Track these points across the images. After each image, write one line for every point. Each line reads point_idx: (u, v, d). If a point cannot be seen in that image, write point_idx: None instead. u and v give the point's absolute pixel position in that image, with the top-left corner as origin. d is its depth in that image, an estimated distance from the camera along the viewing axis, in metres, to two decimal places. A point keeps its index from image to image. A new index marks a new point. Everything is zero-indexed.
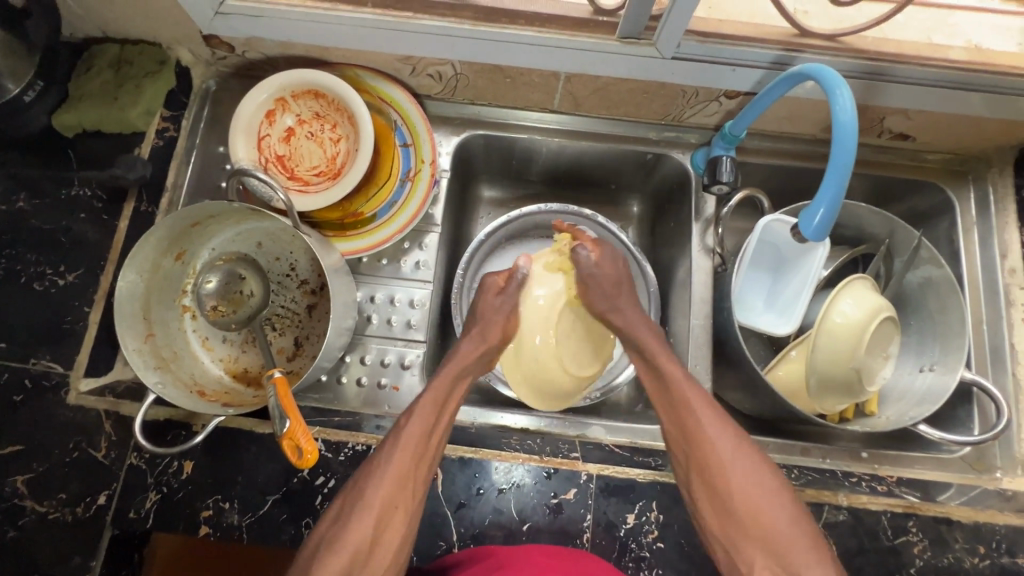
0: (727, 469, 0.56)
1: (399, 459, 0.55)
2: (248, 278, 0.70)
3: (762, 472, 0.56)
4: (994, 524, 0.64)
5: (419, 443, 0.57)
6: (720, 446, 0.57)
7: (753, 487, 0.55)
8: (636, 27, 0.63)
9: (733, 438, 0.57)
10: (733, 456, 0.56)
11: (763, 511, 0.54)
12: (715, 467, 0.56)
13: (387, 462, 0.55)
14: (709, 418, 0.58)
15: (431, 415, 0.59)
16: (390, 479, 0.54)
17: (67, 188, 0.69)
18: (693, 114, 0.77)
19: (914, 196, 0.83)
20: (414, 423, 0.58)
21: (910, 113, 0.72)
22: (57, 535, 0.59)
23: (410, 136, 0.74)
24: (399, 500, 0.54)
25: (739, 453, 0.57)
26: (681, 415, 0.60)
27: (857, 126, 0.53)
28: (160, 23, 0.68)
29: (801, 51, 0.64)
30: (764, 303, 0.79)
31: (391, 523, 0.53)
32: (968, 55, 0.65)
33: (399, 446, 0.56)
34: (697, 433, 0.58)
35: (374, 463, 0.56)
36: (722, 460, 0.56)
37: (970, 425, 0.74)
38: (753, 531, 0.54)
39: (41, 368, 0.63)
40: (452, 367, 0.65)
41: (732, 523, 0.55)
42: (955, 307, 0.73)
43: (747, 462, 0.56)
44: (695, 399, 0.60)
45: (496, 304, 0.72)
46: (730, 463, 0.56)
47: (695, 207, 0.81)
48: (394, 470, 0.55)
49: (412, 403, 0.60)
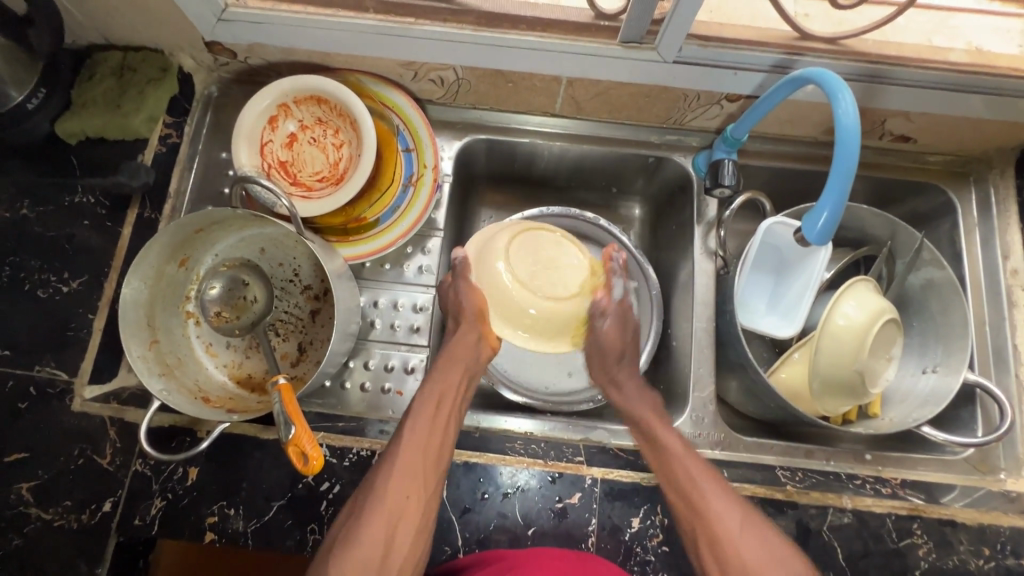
0: (732, 535, 0.53)
1: (404, 452, 0.57)
2: (252, 284, 0.70)
3: (765, 534, 0.53)
4: (998, 525, 0.64)
5: (423, 436, 0.58)
6: (723, 510, 0.55)
7: (759, 552, 0.52)
8: (638, 32, 0.63)
9: (732, 500, 0.56)
10: (739, 522, 0.54)
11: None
12: (719, 532, 0.54)
13: (394, 459, 0.56)
14: (713, 488, 0.56)
15: (433, 408, 0.61)
16: (399, 471, 0.55)
17: (71, 194, 0.69)
18: (694, 117, 0.77)
19: (916, 197, 0.83)
20: (418, 417, 0.59)
21: (911, 115, 0.73)
22: (62, 543, 0.59)
23: (412, 141, 0.74)
24: (410, 490, 0.55)
25: (745, 518, 0.54)
26: (680, 481, 0.58)
27: (860, 129, 0.53)
28: (162, 30, 0.68)
29: (803, 55, 0.64)
30: (767, 305, 0.79)
31: (404, 518, 0.54)
32: (969, 57, 0.65)
33: (405, 440, 0.57)
34: (699, 497, 0.56)
35: (383, 460, 0.57)
36: (727, 527, 0.54)
37: (973, 426, 0.74)
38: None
39: (45, 375, 0.63)
40: (450, 359, 0.67)
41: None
42: (957, 309, 0.74)
43: (751, 524, 0.54)
44: (693, 463, 0.59)
45: (452, 292, 0.70)
46: (736, 525, 0.54)
47: (697, 209, 0.81)
48: (399, 463, 0.56)
49: (414, 402, 0.62)
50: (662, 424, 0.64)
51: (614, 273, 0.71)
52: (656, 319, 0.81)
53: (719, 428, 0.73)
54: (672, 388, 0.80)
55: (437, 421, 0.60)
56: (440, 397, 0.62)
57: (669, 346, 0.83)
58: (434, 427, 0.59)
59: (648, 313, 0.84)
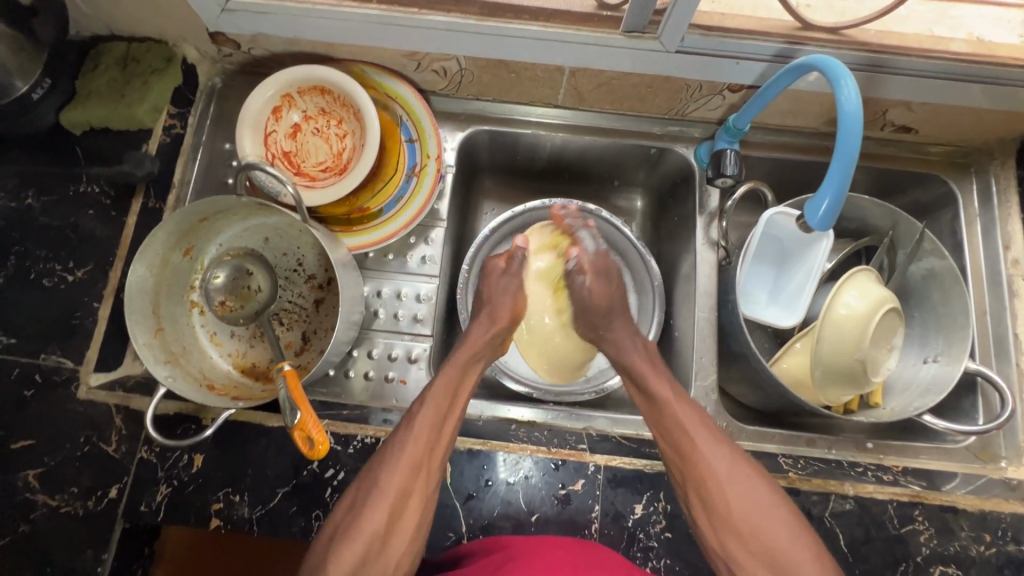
0: (720, 481, 0.56)
1: (411, 449, 0.56)
2: (256, 273, 0.70)
3: (751, 479, 0.56)
4: (999, 512, 0.64)
5: (430, 432, 0.57)
6: (714, 457, 0.57)
7: (745, 495, 0.55)
8: (641, 21, 0.63)
9: (720, 447, 0.58)
10: (729, 471, 0.56)
11: (760, 523, 0.54)
12: (708, 480, 0.56)
13: (399, 453, 0.56)
14: (704, 437, 0.58)
15: (443, 402, 0.60)
16: (403, 468, 0.55)
17: (75, 184, 0.68)
18: (696, 108, 0.77)
19: (917, 188, 0.83)
20: (427, 409, 0.59)
21: (913, 105, 0.73)
22: (69, 529, 0.59)
23: (415, 131, 0.75)
24: (413, 487, 0.55)
25: (735, 464, 0.57)
26: (674, 429, 0.60)
27: (861, 116, 0.54)
28: (167, 20, 0.68)
29: (805, 44, 0.64)
30: (769, 295, 0.79)
31: (405, 513, 0.54)
32: (969, 47, 0.65)
33: (413, 435, 0.57)
34: (693, 444, 0.58)
35: (387, 453, 0.56)
36: (716, 474, 0.56)
37: (974, 415, 0.74)
38: (751, 546, 0.54)
39: (51, 364, 0.63)
40: (464, 354, 0.67)
41: (731, 534, 0.54)
42: (958, 298, 0.74)
43: (741, 473, 0.56)
44: (686, 411, 0.61)
45: (502, 284, 0.75)
46: (728, 473, 0.56)
47: (699, 200, 0.81)
48: (407, 458, 0.55)
49: (424, 392, 0.61)
50: (655, 376, 0.66)
51: (577, 229, 0.78)
52: (658, 309, 0.82)
53: (721, 417, 0.73)
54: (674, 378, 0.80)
55: (444, 414, 0.59)
56: (453, 390, 0.62)
57: (671, 337, 0.84)
58: (442, 418, 0.59)
59: (650, 304, 0.84)
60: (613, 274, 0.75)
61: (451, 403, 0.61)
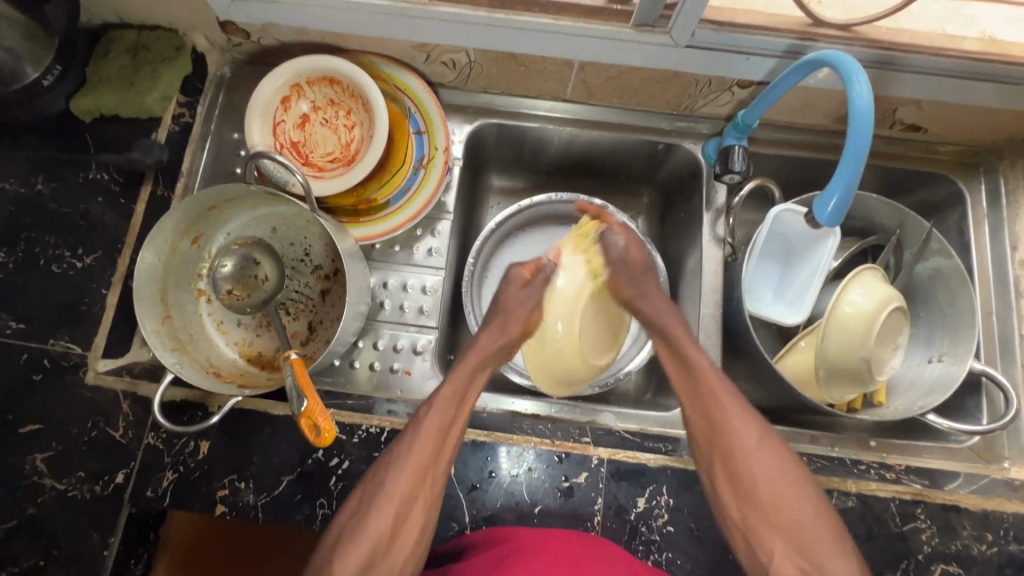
0: (749, 453, 0.58)
1: (417, 453, 0.56)
2: (263, 263, 0.71)
3: (780, 457, 0.58)
4: (1002, 511, 0.64)
5: (436, 437, 0.58)
6: (744, 434, 0.59)
7: (773, 472, 0.57)
8: (650, 15, 0.63)
9: (758, 429, 0.59)
10: (761, 445, 0.59)
11: (779, 490, 0.56)
12: (735, 446, 0.59)
13: (405, 457, 0.56)
14: (733, 410, 0.60)
15: (449, 409, 0.60)
16: (409, 472, 0.55)
17: (85, 170, 0.69)
18: (705, 104, 0.77)
19: (925, 188, 0.83)
20: (435, 416, 0.59)
21: (922, 104, 0.73)
22: (76, 513, 0.60)
23: (423, 124, 0.75)
24: (420, 490, 0.55)
25: (765, 437, 0.59)
26: (708, 398, 0.61)
27: (873, 111, 0.53)
28: (177, 9, 0.68)
29: (815, 41, 0.64)
30: (774, 293, 0.79)
31: (411, 516, 0.54)
32: (982, 45, 0.64)
33: (420, 438, 0.57)
34: (725, 418, 0.60)
35: (395, 454, 0.57)
36: (746, 449, 0.58)
37: (978, 415, 0.74)
38: (767, 512, 0.56)
39: (59, 349, 0.64)
40: (469, 362, 0.66)
41: (750, 507, 0.57)
42: (965, 298, 0.74)
43: (769, 447, 0.59)
44: (722, 389, 0.62)
45: (519, 296, 0.71)
46: (759, 454, 0.58)
47: (705, 197, 0.81)
48: (413, 463, 0.56)
49: (432, 397, 0.61)
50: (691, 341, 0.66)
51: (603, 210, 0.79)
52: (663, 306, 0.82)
53: None
54: None
55: (452, 421, 0.59)
56: (462, 394, 0.62)
57: None
58: (450, 423, 0.59)
59: None
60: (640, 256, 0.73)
61: (460, 411, 0.61)
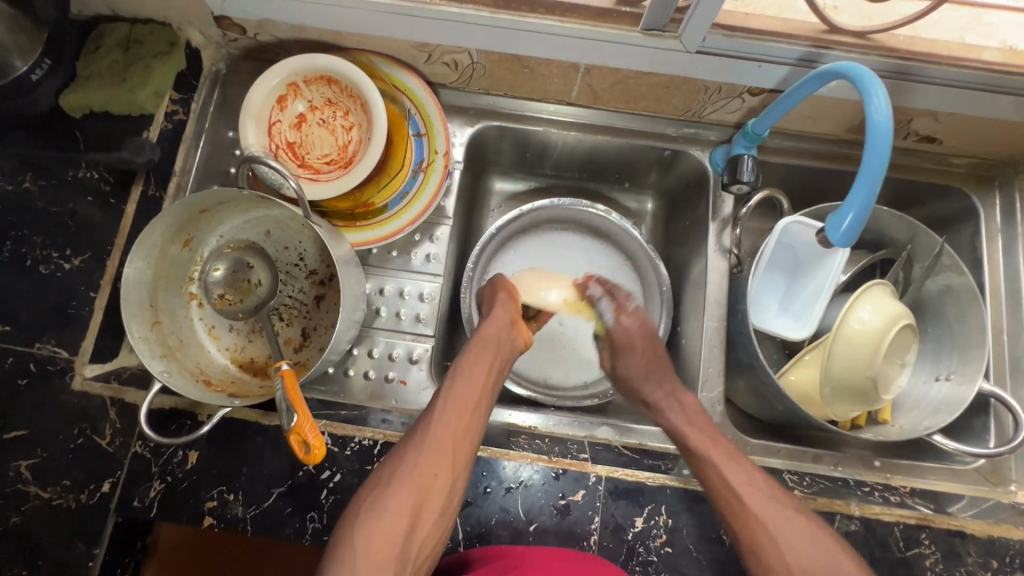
0: (784, 544, 0.51)
1: (436, 431, 0.55)
2: (256, 266, 0.69)
3: (816, 538, 0.51)
4: (1008, 538, 0.63)
5: (453, 416, 0.57)
6: (763, 507, 0.53)
7: (810, 555, 0.50)
8: (661, 18, 0.60)
9: (783, 511, 0.53)
10: (783, 517, 0.53)
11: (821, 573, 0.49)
12: (756, 526, 0.53)
13: (424, 439, 0.55)
14: (752, 494, 0.54)
15: (463, 391, 0.59)
16: (428, 448, 0.54)
17: (74, 168, 0.67)
18: (713, 111, 0.75)
19: (937, 201, 0.81)
20: (450, 397, 0.58)
21: (938, 115, 0.71)
22: (61, 522, 0.58)
23: (423, 126, 0.73)
24: (440, 467, 0.53)
25: (793, 524, 0.52)
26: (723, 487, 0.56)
27: (891, 128, 0.51)
28: (170, 2, 0.66)
29: (830, 49, 0.62)
30: (779, 306, 0.77)
31: (431, 503, 0.52)
32: (1003, 56, 0.62)
33: (437, 420, 0.56)
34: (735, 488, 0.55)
35: (412, 438, 0.56)
36: (778, 542, 0.51)
37: (985, 436, 0.73)
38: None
39: (46, 353, 0.62)
40: (481, 347, 0.65)
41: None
42: (975, 316, 0.72)
43: (794, 523, 0.52)
44: (722, 455, 0.58)
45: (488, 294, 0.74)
46: (791, 529, 0.52)
47: (712, 206, 0.79)
48: (432, 440, 0.55)
49: (446, 381, 0.61)
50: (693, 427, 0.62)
51: (597, 300, 0.76)
52: (666, 313, 0.80)
53: (726, 429, 0.72)
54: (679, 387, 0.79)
55: (468, 402, 0.58)
56: (475, 378, 0.61)
57: (677, 345, 0.82)
58: (468, 408, 0.58)
59: (659, 309, 0.82)
60: (638, 343, 0.72)
61: (475, 392, 0.60)
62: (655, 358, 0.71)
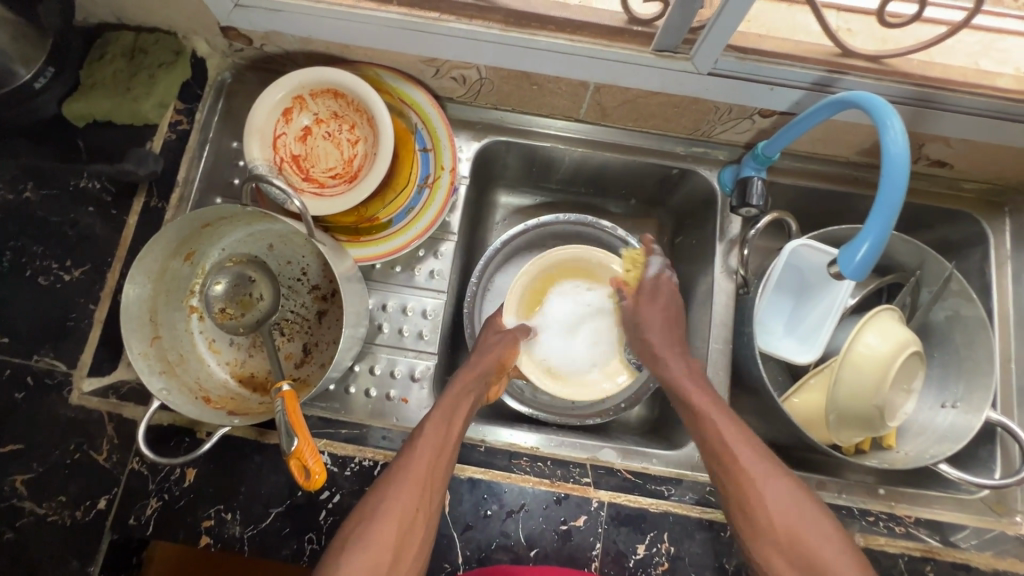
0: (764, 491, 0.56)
1: (413, 473, 0.55)
2: (258, 281, 0.68)
3: (798, 495, 0.56)
4: (1014, 572, 0.62)
5: (431, 457, 0.57)
6: (754, 460, 0.58)
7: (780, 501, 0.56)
8: (674, 40, 0.60)
9: (769, 466, 0.58)
10: (771, 473, 0.57)
11: (793, 521, 0.55)
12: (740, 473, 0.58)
13: (403, 479, 0.55)
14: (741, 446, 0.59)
15: (440, 431, 0.59)
16: (407, 489, 0.54)
17: (77, 178, 0.66)
18: (723, 131, 0.74)
19: (946, 225, 0.80)
20: (428, 435, 0.58)
21: (951, 141, 0.70)
22: (55, 539, 0.58)
23: (430, 141, 0.72)
24: (419, 505, 0.54)
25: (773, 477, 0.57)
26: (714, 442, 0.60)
27: (908, 159, 0.51)
28: (176, 12, 0.65)
29: (845, 74, 0.61)
30: (785, 328, 0.77)
31: (410, 537, 0.53)
32: (1018, 84, 0.61)
33: (415, 459, 0.56)
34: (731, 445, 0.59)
35: (390, 476, 0.56)
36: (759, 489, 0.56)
37: (991, 466, 0.72)
38: (784, 541, 0.54)
39: (43, 365, 0.62)
40: (458, 389, 0.65)
41: (767, 541, 0.55)
42: (984, 344, 0.71)
43: (780, 478, 0.57)
44: (724, 417, 0.61)
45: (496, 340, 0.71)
46: (773, 486, 0.57)
47: (719, 226, 0.78)
48: (410, 482, 0.55)
49: (422, 420, 0.60)
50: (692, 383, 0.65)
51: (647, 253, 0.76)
52: None
53: None
54: None
55: (445, 442, 0.58)
56: (451, 415, 0.61)
57: None
58: (444, 447, 0.58)
59: None
60: (663, 295, 0.73)
61: (451, 433, 0.59)
62: (673, 317, 0.72)
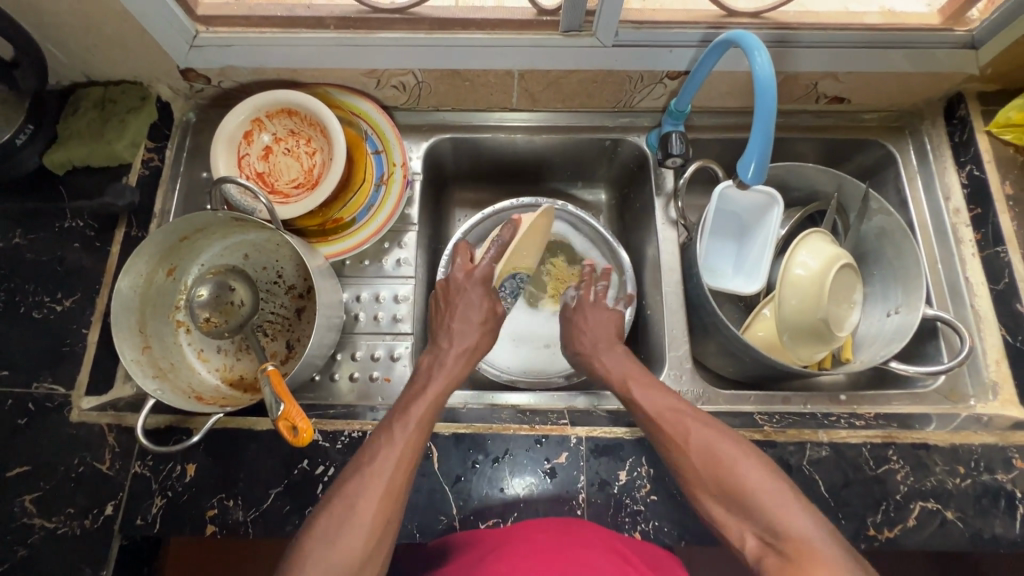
0: (688, 439, 0.57)
1: (386, 473, 0.53)
2: (238, 288, 0.74)
3: (717, 436, 0.57)
4: (970, 444, 0.66)
5: (406, 453, 0.55)
6: (702, 438, 0.57)
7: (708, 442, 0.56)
8: (577, 21, 0.69)
9: (692, 418, 0.59)
10: (733, 449, 0.55)
11: (738, 479, 0.52)
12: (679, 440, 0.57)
13: (376, 473, 0.53)
14: (668, 415, 0.60)
15: (421, 421, 0.59)
16: (380, 486, 0.52)
17: (61, 220, 0.72)
18: (642, 99, 0.83)
19: (859, 153, 0.89)
20: (407, 428, 0.57)
21: (839, 76, 0.78)
22: (66, 549, 0.60)
23: (381, 143, 0.79)
24: (390, 509, 0.51)
25: (696, 426, 0.58)
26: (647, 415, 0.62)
27: (775, 82, 0.59)
28: (140, 63, 0.73)
29: (728, 28, 0.70)
30: (733, 267, 0.83)
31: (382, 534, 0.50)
32: (881, 18, 0.72)
33: (393, 454, 0.55)
34: (678, 434, 0.58)
35: (364, 470, 0.53)
36: (687, 440, 0.57)
37: (940, 357, 0.77)
38: (721, 490, 0.53)
39: (43, 391, 0.65)
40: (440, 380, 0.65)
41: (698, 483, 0.55)
42: (909, 251, 0.77)
43: (699, 424, 0.58)
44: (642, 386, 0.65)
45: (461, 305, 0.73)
46: (716, 456, 0.55)
47: (655, 183, 0.86)
48: (387, 476, 0.53)
49: (403, 410, 0.60)
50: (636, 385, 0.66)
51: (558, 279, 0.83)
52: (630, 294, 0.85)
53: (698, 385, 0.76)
54: (650, 354, 0.83)
55: (419, 436, 0.58)
56: (428, 414, 0.60)
57: (644, 316, 0.87)
58: (419, 434, 0.58)
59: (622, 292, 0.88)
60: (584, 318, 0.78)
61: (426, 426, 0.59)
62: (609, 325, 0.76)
